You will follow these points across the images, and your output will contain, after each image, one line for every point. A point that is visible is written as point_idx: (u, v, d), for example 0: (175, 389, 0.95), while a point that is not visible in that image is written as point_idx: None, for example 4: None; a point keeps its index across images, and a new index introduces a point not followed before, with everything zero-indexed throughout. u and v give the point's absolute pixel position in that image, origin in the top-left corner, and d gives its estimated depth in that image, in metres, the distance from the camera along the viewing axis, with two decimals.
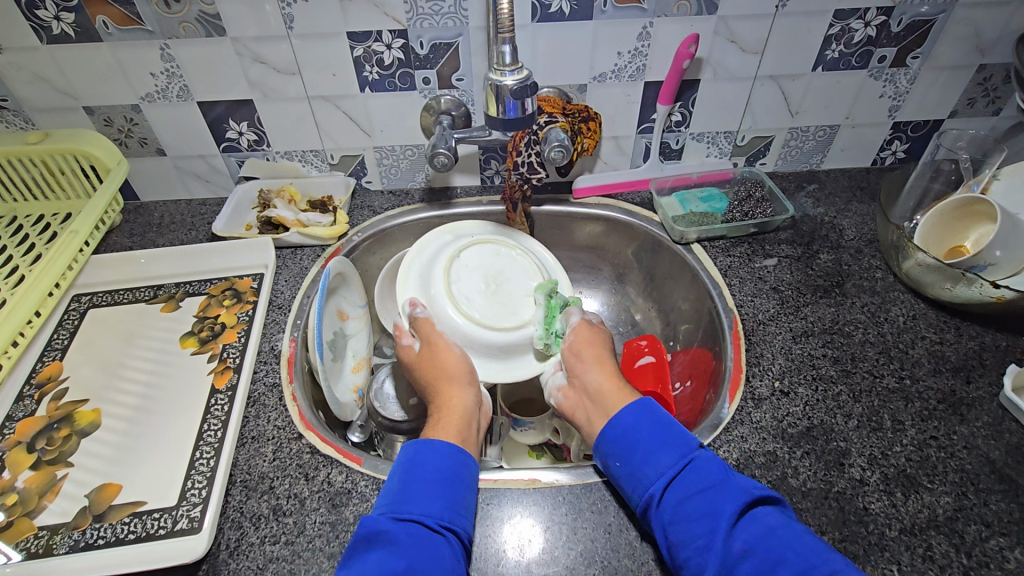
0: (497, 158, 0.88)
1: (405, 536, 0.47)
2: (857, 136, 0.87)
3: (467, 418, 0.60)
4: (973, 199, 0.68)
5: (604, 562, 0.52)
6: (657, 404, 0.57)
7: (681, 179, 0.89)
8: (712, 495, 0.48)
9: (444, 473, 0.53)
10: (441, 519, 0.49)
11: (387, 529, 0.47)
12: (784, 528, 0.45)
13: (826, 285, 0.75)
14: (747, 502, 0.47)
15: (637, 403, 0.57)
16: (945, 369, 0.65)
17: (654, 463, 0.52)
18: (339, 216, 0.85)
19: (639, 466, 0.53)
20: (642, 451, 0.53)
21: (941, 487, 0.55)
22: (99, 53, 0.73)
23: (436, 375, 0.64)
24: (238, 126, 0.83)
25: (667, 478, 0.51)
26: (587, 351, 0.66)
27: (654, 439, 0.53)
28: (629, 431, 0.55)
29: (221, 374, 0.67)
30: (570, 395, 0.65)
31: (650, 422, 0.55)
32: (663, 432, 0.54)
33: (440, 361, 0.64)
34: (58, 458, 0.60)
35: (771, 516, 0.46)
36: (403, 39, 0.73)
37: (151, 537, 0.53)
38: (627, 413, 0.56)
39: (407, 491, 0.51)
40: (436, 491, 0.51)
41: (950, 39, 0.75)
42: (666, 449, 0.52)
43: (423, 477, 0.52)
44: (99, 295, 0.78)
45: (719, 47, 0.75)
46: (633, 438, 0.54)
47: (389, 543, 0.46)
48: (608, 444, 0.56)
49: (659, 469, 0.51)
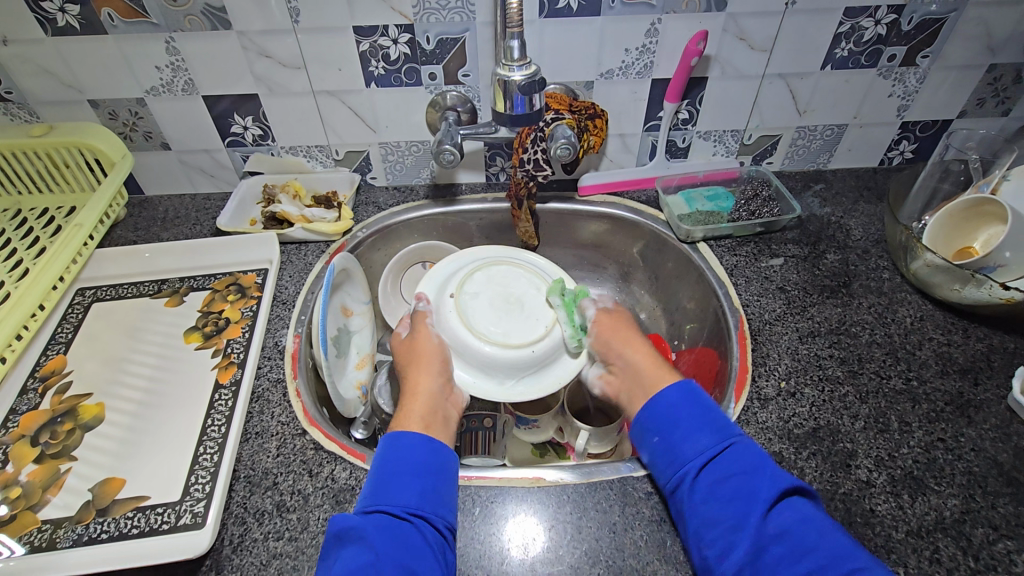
0: (502, 155, 0.88)
1: (375, 528, 0.48)
2: (865, 136, 0.87)
3: (433, 404, 0.60)
4: (982, 199, 0.67)
5: (608, 561, 0.52)
6: (702, 389, 0.58)
7: (688, 177, 0.88)
8: (749, 481, 0.49)
9: (414, 463, 0.53)
10: (409, 507, 0.49)
11: (354, 525, 0.48)
12: (824, 521, 0.46)
13: (833, 285, 0.74)
14: (785, 490, 0.48)
15: (680, 383, 0.58)
16: (952, 371, 0.64)
17: (691, 444, 0.53)
18: (344, 211, 0.85)
19: (677, 444, 0.54)
20: (682, 431, 0.54)
21: (948, 489, 0.55)
22: (104, 46, 0.73)
23: (409, 364, 0.65)
24: (243, 120, 0.83)
25: (706, 457, 0.52)
26: (616, 340, 0.67)
27: (691, 420, 0.55)
28: (673, 407, 0.56)
29: (225, 369, 0.67)
30: (613, 381, 0.66)
31: (691, 403, 0.56)
32: (704, 413, 0.55)
33: (423, 346, 0.66)
34: (61, 452, 0.60)
35: (804, 506, 0.48)
36: (410, 34, 0.73)
37: (154, 532, 0.53)
38: (672, 392, 0.57)
39: (380, 485, 0.51)
40: (402, 482, 0.51)
41: (961, 38, 0.74)
42: (705, 430, 0.54)
43: (392, 470, 0.52)
44: (103, 289, 0.78)
45: (727, 45, 0.75)
46: (674, 418, 0.55)
47: (359, 538, 0.47)
48: (647, 422, 0.56)
49: (696, 449, 0.52)
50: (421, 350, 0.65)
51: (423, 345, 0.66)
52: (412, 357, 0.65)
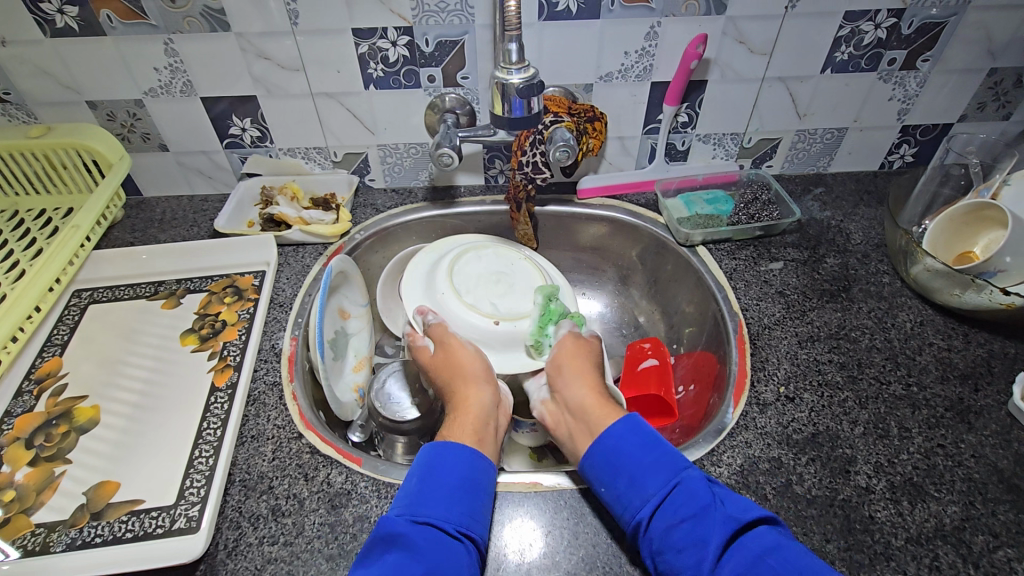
0: (501, 157, 0.88)
1: (426, 539, 0.47)
2: (865, 140, 0.86)
3: (483, 417, 0.59)
4: (983, 204, 0.67)
5: (605, 568, 0.52)
6: (645, 422, 0.56)
7: (688, 180, 0.87)
8: (698, 525, 0.47)
9: (466, 477, 0.52)
10: (461, 526, 0.49)
11: (405, 532, 0.47)
12: (775, 553, 0.45)
13: (832, 289, 0.74)
14: (737, 530, 0.47)
15: (625, 419, 0.56)
16: (952, 377, 0.64)
17: (638, 491, 0.51)
18: (342, 213, 0.84)
19: (624, 492, 0.51)
20: (629, 477, 0.52)
21: (948, 496, 0.54)
22: (102, 47, 0.73)
23: (452, 377, 0.63)
24: (241, 122, 0.82)
25: (654, 504, 0.50)
26: (570, 366, 0.64)
27: (636, 464, 0.52)
28: (619, 449, 0.54)
29: (221, 371, 0.67)
30: (553, 411, 0.63)
31: (635, 441, 0.54)
32: (653, 450, 0.53)
33: (468, 358, 0.65)
34: (56, 454, 0.59)
35: (767, 535, 0.47)
36: (409, 37, 0.73)
37: (148, 536, 0.53)
38: (613, 432, 0.55)
39: (424, 494, 0.50)
40: (448, 495, 0.51)
41: (961, 42, 0.74)
42: (652, 473, 0.51)
43: (443, 479, 0.52)
44: (100, 290, 0.78)
45: (727, 48, 0.74)
46: (617, 463, 0.53)
47: (407, 547, 0.46)
48: (596, 464, 0.54)
49: (644, 495, 0.50)
50: (461, 362, 0.64)
51: (466, 358, 0.65)
52: (452, 369, 0.64)
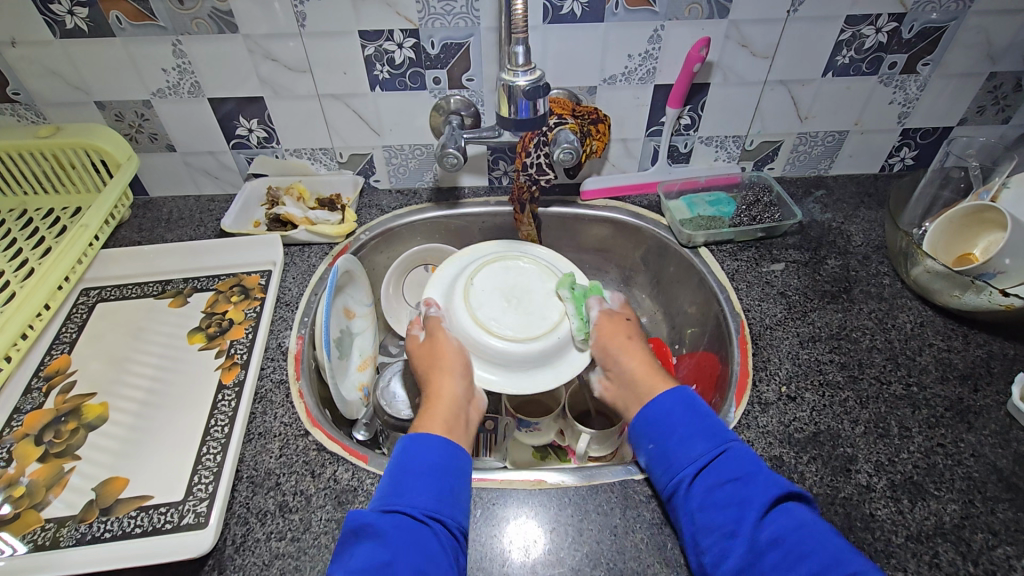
0: (505, 159, 0.88)
1: (392, 527, 0.48)
2: (866, 142, 0.87)
3: (455, 407, 0.61)
4: (983, 207, 0.68)
5: (609, 564, 0.52)
6: (698, 396, 0.59)
7: (690, 183, 0.88)
8: (742, 488, 0.50)
9: (429, 465, 0.53)
10: (426, 509, 0.49)
11: (372, 522, 0.48)
12: (813, 525, 0.47)
13: (834, 290, 0.75)
14: (780, 496, 0.49)
15: (678, 391, 0.59)
16: (952, 377, 0.65)
17: (686, 451, 0.54)
18: (348, 214, 0.85)
19: (670, 453, 0.54)
20: (678, 439, 0.55)
21: (948, 494, 0.55)
22: (111, 48, 0.74)
23: (432, 369, 0.66)
24: (248, 123, 0.83)
25: (699, 465, 0.52)
26: (614, 344, 0.68)
27: (686, 428, 0.55)
28: (668, 415, 0.57)
29: (229, 369, 0.68)
30: (612, 389, 0.67)
31: (689, 410, 0.57)
32: (698, 419, 0.56)
33: (450, 351, 0.67)
34: (65, 451, 0.60)
35: (800, 512, 0.48)
36: (415, 39, 0.73)
37: (157, 531, 0.54)
38: (668, 399, 0.58)
39: (397, 484, 0.51)
40: (421, 482, 0.51)
41: (961, 46, 0.75)
42: (706, 436, 0.54)
43: (412, 468, 0.52)
44: (108, 289, 0.78)
45: (729, 51, 0.75)
46: (670, 424, 0.56)
47: (374, 535, 0.47)
48: (643, 428, 0.58)
49: (690, 456, 0.53)
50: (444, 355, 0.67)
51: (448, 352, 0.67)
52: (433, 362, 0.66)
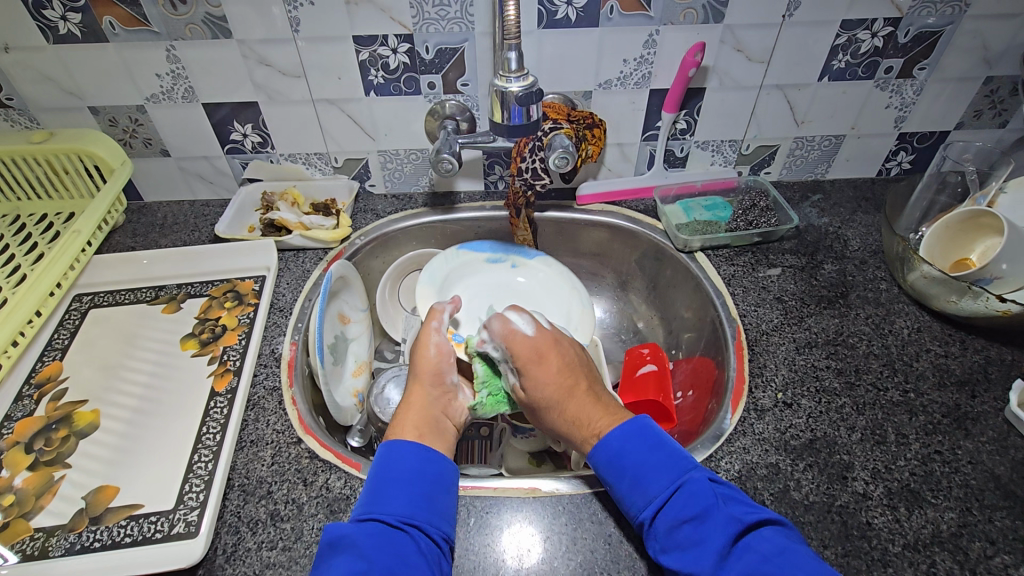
0: (500, 163, 0.88)
1: (368, 536, 0.47)
2: (863, 147, 0.87)
3: (422, 417, 0.59)
4: (979, 212, 0.67)
5: (603, 573, 0.52)
6: (652, 425, 0.55)
7: (686, 187, 0.88)
8: (700, 527, 0.47)
9: (407, 472, 0.52)
10: (402, 516, 0.49)
11: (349, 533, 0.47)
12: (780, 555, 0.44)
13: (830, 295, 0.74)
14: (739, 532, 0.46)
15: (634, 420, 0.56)
16: (949, 383, 0.64)
17: (641, 492, 0.51)
18: (343, 220, 0.85)
19: (626, 494, 0.52)
20: (631, 480, 0.52)
21: (945, 502, 0.54)
22: (105, 54, 0.73)
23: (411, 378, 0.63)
24: (242, 128, 0.83)
25: (656, 506, 0.50)
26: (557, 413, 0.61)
27: (639, 466, 0.52)
28: (622, 452, 0.53)
29: (221, 376, 0.67)
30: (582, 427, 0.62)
31: (641, 446, 0.53)
32: (653, 454, 0.52)
33: (432, 359, 0.63)
34: (55, 459, 0.60)
35: (765, 541, 0.45)
36: (409, 44, 0.73)
37: (147, 541, 0.53)
38: (615, 438, 0.54)
39: (375, 492, 0.51)
40: (397, 490, 0.51)
41: (958, 51, 0.75)
42: (660, 472, 0.51)
43: (389, 477, 0.52)
44: (101, 295, 0.78)
45: (725, 56, 0.75)
46: (621, 465, 0.53)
47: (352, 545, 0.46)
48: (602, 467, 0.54)
49: (647, 497, 0.50)
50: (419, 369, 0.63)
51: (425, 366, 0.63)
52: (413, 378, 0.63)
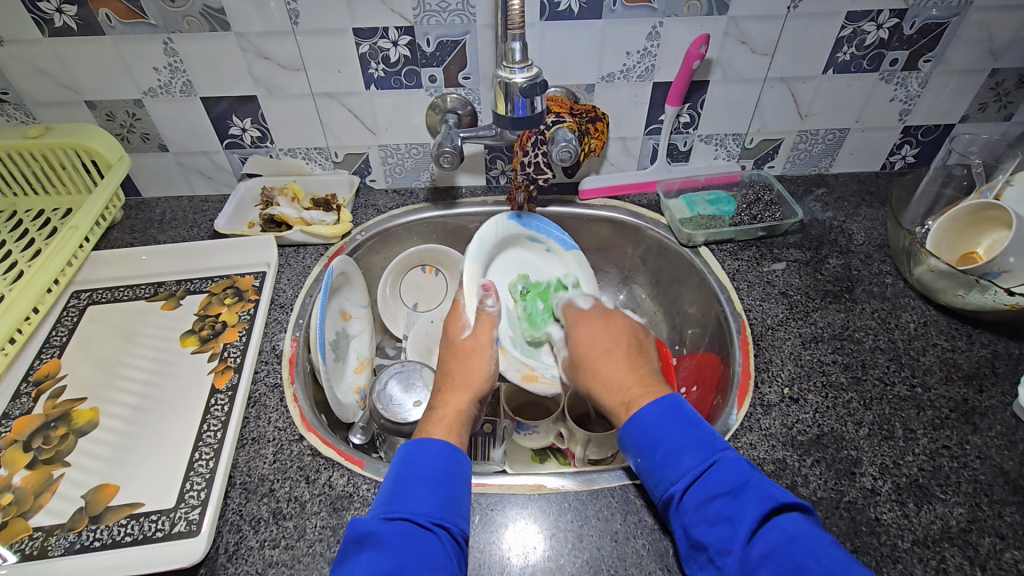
0: (502, 158, 0.87)
1: (395, 535, 0.46)
2: (867, 140, 0.86)
3: (459, 424, 0.58)
4: (986, 205, 0.67)
5: (611, 571, 0.51)
6: (684, 403, 0.55)
7: (690, 181, 0.87)
8: (733, 502, 0.47)
9: (434, 471, 0.51)
10: (430, 516, 0.48)
11: (375, 530, 0.46)
12: (804, 535, 0.44)
13: (835, 290, 0.74)
14: (770, 510, 0.46)
15: (664, 399, 0.56)
16: (956, 377, 0.64)
17: (673, 464, 0.51)
18: (343, 214, 0.83)
19: (658, 467, 0.52)
20: (664, 452, 0.52)
21: (954, 498, 0.54)
22: (101, 47, 0.72)
23: (452, 380, 0.63)
24: (241, 122, 0.82)
25: (689, 478, 0.50)
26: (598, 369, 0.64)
27: (673, 439, 0.52)
28: (655, 427, 0.53)
29: (222, 373, 0.66)
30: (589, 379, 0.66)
31: (676, 420, 0.53)
32: (686, 431, 0.52)
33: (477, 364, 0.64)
34: (54, 457, 0.59)
35: (793, 523, 0.45)
36: (410, 36, 0.72)
37: (148, 540, 0.52)
38: (651, 410, 0.55)
39: (399, 490, 0.50)
40: (424, 488, 0.50)
41: (964, 43, 0.74)
42: (691, 450, 0.51)
43: (414, 475, 0.51)
44: (99, 291, 0.77)
45: (729, 48, 0.74)
46: (657, 436, 0.53)
47: (379, 544, 0.45)
48: (631, 441, 0.54)
49: (679, 471, 0.50)
50: (457, 371, 0.63)
51: (467, 371, 0.63)
52: (448, 375, 0.63)
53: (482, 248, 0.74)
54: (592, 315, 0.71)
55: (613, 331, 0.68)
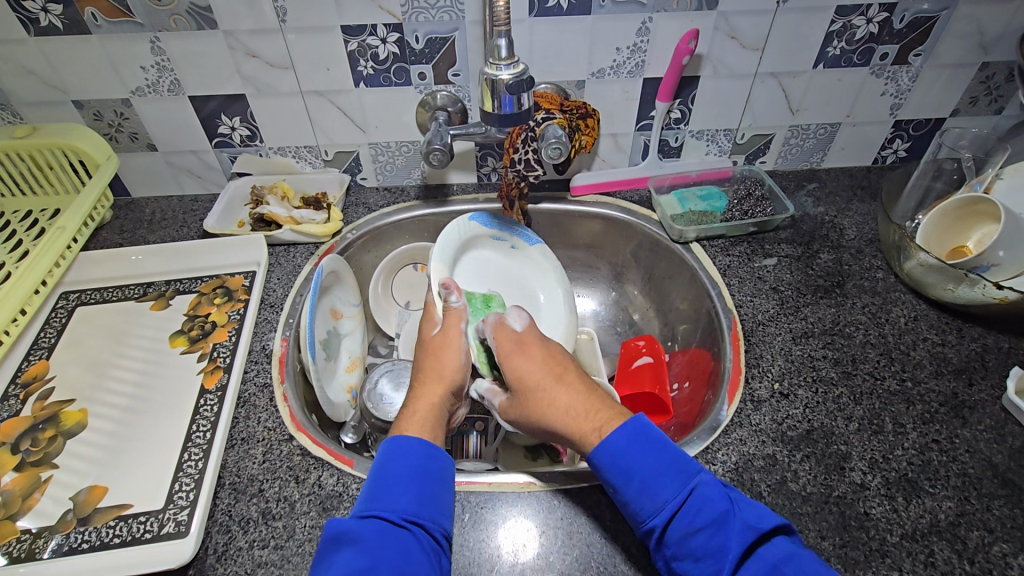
0: (493, 155, 0.87)
1: (371, 532, 0.46)
2: (858, 135, 0.86)
3: (434, 416, 0.57)
4: (976, 199, 0.67)
5: (600, 568, 0.51)
6: (650, 424, 0.50)
7: (680, 177, 0.87)
8: (716, 535, 0.44)
9: (409, 468, 0.51)
10: (405, 513, 0.48)
11: (351, 528, 0.46)
12: (790, 563, 0.42)
13: (826, 285, 0.74)
14: (754, 540, 0.44)
15: (627, 424, 0.51)
16: (946, 371, 0.64)
17: (650, 497, 0.47)
18: (334, 213, 0.83)
19: (634, 499, 0.47)
20: (638, 483, 0.48)
21: (943, 491, 0.54)
22: (87, 46, 0.72)
23: (425, 372, 0.61)
24: (230, 121, 0.81)
25: (669, 512, 0.46)
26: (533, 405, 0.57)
27: (645, 469, 0.48)
28: (623, 456, 0.49)
29: (211, 373, 0.66)
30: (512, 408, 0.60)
31: (642, 449, 0.49)
32: (658, 462, 0.48)
33: (448, 356, 0.62)
34: (42, 459, 0.59)
35: (781, 546, 0.44)
36: (399, 33, 0.72)
37: (137, 541, 0.52)
38: (621, 434, 0.50)
39: (376, 488, 0.50)
40: (401, 486, 0.50)
41: (954, 36, 0.74)
42: (667, 478, 0.47)
43: (391, 473, 0.50)
44: (88, 292, 0.77)
45: (719, 43, 0.74)
46: (626, 466, 0.48)
47: (354, 541, 0.45)
48: (599, 468, 0.50)
49: (657, 503, 0.46)
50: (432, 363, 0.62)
51: (441, 364, 0.61)
52: (426, 366, 0.62)
53: (447, 248, 0.74)
54: (513, 334, 0.63)
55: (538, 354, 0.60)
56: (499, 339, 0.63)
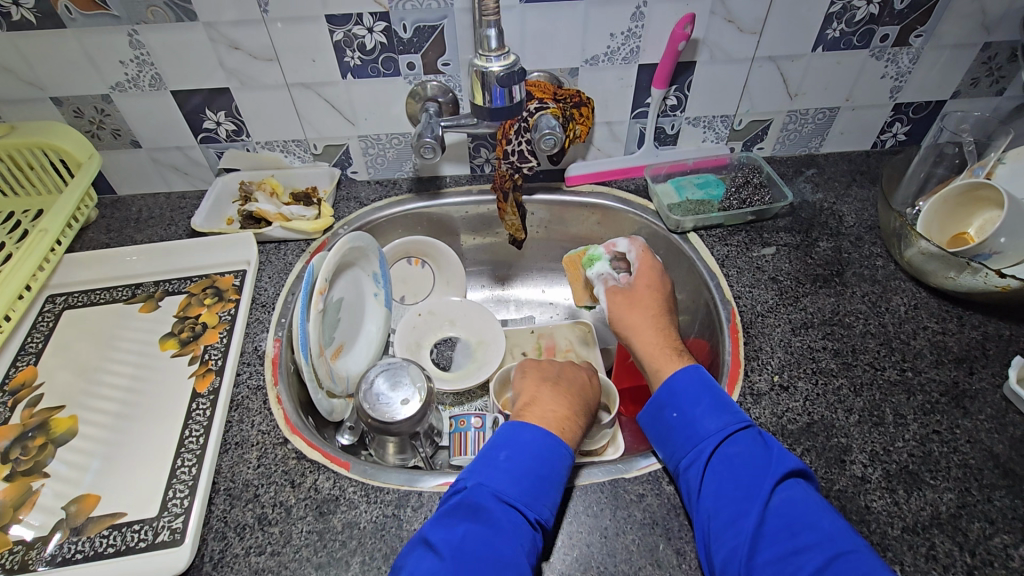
0: (486, 146, 0.85)
1: (507, 520, 0.48)
2: (857, 119, 0.85)
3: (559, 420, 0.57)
4: (977, 184, 0.65)
5: (600, 568, 0.51)
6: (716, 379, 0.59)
7: (676, 166, 0.85)
8: (760, 460, 0.51)
9: (552, 473, 0.52)
10: (540, 515, 0.49)
11: (490, 508, 0.48)
12: (821, 501, 0.48)
13: (826, 274, 0.73)
14: (797, 471, 0.50)
15: (698, 368, 0.59)
16: (947, 360, 0.63)
17: (711, 420, 0.55)
18: (324, 208, 0.82)
19: (697, 419, 0.55)
20: (704, 407, 0.56)
21: (944, 483, 0.54)
22: (63, 40, 0.69)
23: (559, 382, 0.62)
24: (215, 115, 0.79)
25: (726, 432, 0.53)
26: (626, 318, 0.68)
27: (713, 401, 0.56)
28: (691, 388, 0.57)
29: (202, 377, 0.65)
30: (618, 301, 0.70)
31: (709, 388, 0.57)
32: (719, 400, 0.56)
33: (575, 387, 0.62)
34: (33, 468, 0.58)
35: (810, 489, 0.49)
36: (386, 22, 0.70)
37: (131, 550, 0.52)
38: (691, 375, 0.58)
39: (519, 472, 0.51)
40: (543, 486, 0.51)
41: (955, 16, 0.72)
42: (726, 411, 0.55)
43: (537, 469, 0.51)
44: (75, 295, 0.75)
45: (715, 28, 0.72)
46: (695, 394, 0.57)
47: (488, 521, 0.48)
48: (664, 399, 0.58)
49: (717, 424, 0.54)
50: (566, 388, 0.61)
51: (569, 392, 0.61)
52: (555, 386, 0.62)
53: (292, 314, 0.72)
54: (654, 259, 0.73)
55: (664, 284, 0.71)
56: (643, 257, 0.73)
